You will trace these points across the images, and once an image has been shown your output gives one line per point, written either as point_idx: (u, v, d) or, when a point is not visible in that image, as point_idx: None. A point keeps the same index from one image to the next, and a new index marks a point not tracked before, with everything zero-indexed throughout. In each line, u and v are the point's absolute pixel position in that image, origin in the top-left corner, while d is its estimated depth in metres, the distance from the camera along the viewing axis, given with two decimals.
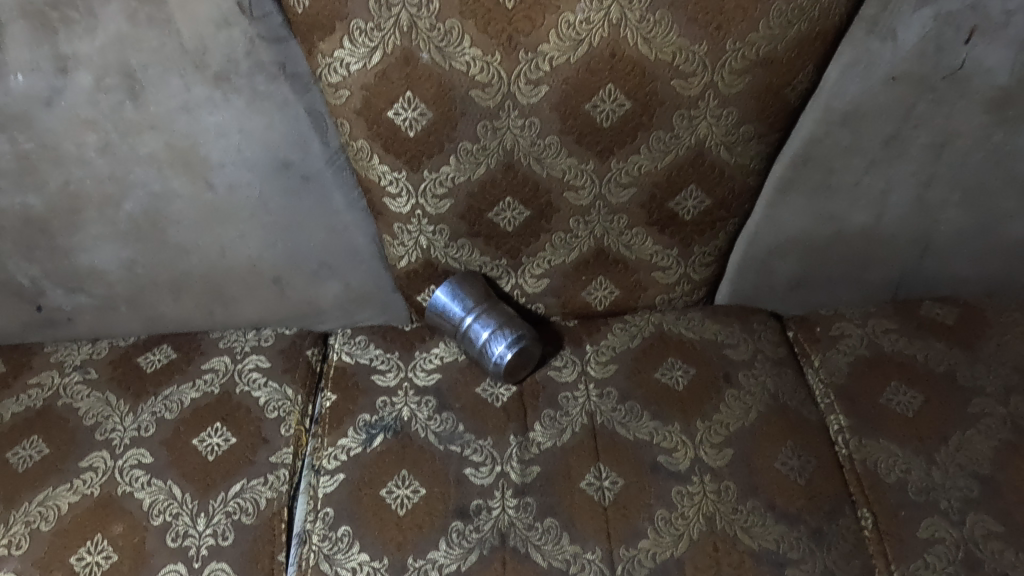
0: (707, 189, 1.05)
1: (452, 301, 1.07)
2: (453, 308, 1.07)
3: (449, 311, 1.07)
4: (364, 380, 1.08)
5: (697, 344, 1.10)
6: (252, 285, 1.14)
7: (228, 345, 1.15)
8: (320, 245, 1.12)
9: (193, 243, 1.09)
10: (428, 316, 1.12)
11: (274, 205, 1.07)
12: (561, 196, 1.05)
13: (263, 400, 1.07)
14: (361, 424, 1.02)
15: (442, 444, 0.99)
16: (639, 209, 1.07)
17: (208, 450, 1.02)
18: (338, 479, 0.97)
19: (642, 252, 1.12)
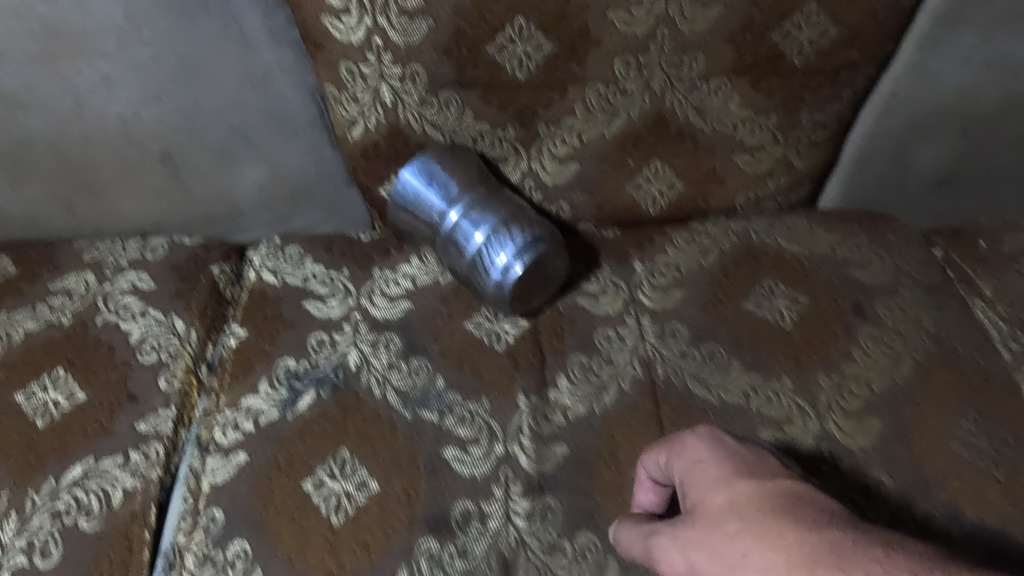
0: (835, 10, 0.66)
1: (428, 188, 0.67)
2: (427, 199, 0.68)
3: (422, 204, 0.68)
4: (291, 309, 0.69)
5: (806, 262, 0.72)
6: (131, 164, 0.76)
7: (96, 258, 0.77)
8: (230, 102, 0.73)
9: (29, 92, 0.70)
10: (392, 219, 0.72)
11: (151, 29, 0.67)
12: (605, 20, 0.66)
13: (136, 337, 0.69)
14: (280, 375, 0.63)
15: (407, 409, 0.60)
16: (724, 45, 0.68)
17: (38, 411, 0.64)
18: (237, 464, 0.58)
19: (721, 120, 0.73)
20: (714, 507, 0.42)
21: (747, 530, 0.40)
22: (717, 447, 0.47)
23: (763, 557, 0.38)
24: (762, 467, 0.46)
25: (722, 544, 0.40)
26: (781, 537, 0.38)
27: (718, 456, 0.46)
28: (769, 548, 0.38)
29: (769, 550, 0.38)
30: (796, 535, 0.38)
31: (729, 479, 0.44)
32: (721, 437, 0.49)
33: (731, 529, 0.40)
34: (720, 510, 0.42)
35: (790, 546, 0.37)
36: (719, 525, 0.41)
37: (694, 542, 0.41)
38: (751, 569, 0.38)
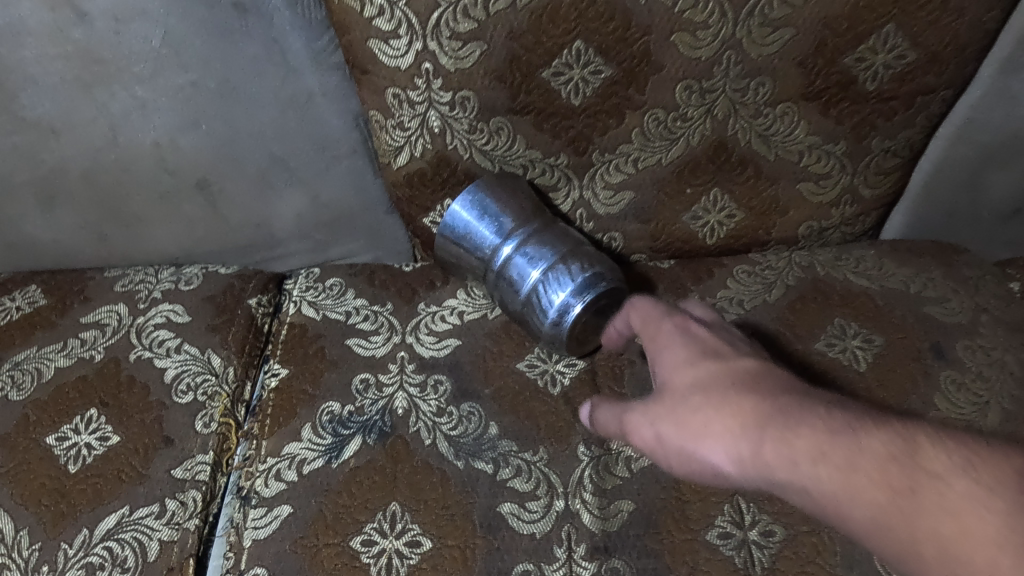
0: (913, 32, 0.62)
1: (480, 221, 0.64)
2: (477, 233, 0.64)
3: (472, 238, 0.65)
4: (333, 346, 0.65)
5: (878, 298, 0.68)
6: (167, 193, 0.73)
7: (128, 289, 0.74)
8: (270, 128, 0.69)
9: (63, 119, 0.67)
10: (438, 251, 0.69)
11: (189, 53, 0.64)
12: (668, 43, 0.62)
13: (171, 375, 0.66)
14: (324, 420, 0.60)
15: (460, 459, 0.57)
16: (793, 69, 0.64)
17: (70, 454, 0.61)
18: (279, 517, 0.54)
19: (785, 147, 0.69)
20: (680, 385, 0.49)
21: (707, 403, 0.46)
22: (686, 333, 0.53)
23: (724, 427, 0.45)
24: (725, 348, 0.52)
25: (686, 414, 0.47)
26: (741, 409, 0.45)
27: (687, 341, 0.53)
28: (729, 420, 0.45)
29: (726, 417, 0.45)
30: (752, 406, 0.45)
31: (696, 360, 0.50)
32: (687, 323, 0.55)
33: (693, 405, 0.47)
34: (686, 386, 0.48)
35: (741, 414, 0.45)
36: (685, 401, 0.48)
37: (663, 417, 0.48)
38: (710, 435, 0.45)
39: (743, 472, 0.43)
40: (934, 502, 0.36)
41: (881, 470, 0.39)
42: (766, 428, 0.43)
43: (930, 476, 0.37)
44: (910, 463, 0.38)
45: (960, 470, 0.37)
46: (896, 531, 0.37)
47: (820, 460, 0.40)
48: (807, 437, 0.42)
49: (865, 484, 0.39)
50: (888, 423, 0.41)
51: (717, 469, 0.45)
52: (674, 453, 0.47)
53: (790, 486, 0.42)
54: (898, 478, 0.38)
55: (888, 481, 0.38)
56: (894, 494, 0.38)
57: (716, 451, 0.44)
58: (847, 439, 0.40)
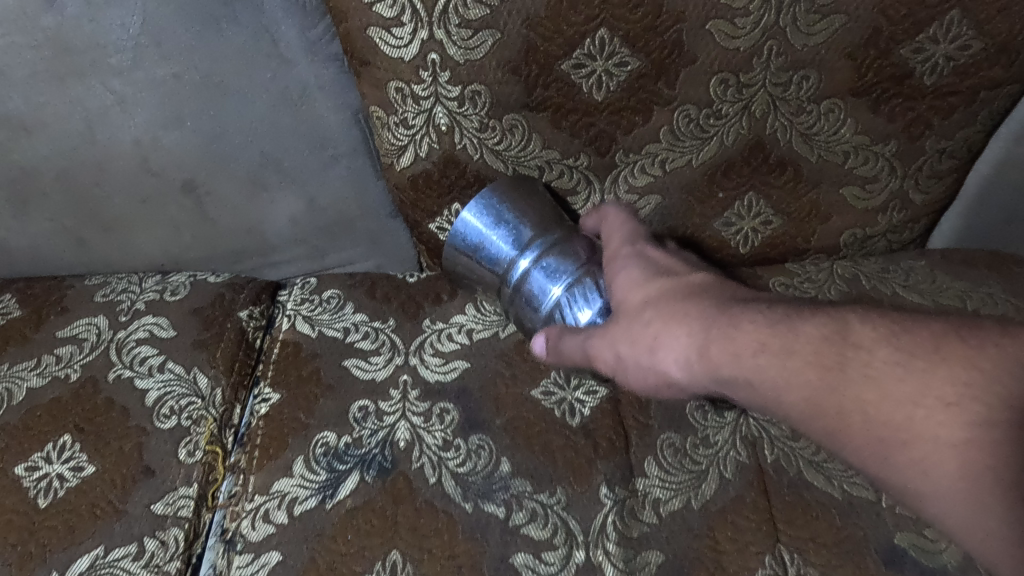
0: (980, 20, 0.55)
1: (494, 229, 0.58)
2: (491, 245, 0.59)
3: (486, 251, 0.59)
4: (329, 367, 0.59)
5: (931, 316, 0.61)
6: (149, 195, 0.67)
7: (109, 299, 0.68)
8: (261, 124, 0.63)
9: (34, 115, 0.61)
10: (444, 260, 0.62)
11: (170, 42, 0.58)
12: (703, 32, 0.56)
13: (153, 397, 0.60)
14: (319, 453, 0.54)
15: (467, 501, 0.51)
16: (842, 61, 0.57)
17: (40, 487, 0.55)
18: (267, 565, 0.49)
19: (830, 147, 0.63)
20: (633, 302, 0.50)
21: (652, 314, 0.47)
22: (641, 252, 0.54)
23: (669, 332, 0.46)
24: (679, 267, 0.52)
25: (637, 324, 0.48)
26: (683, 313, 0.46)
27: (640, 260, 0.53)
28: (676, 325, 0.46)
29: (674, 325, 0.46)
30: (696, 310, 0.46)
31: (650, 279, 0.51)
32: (643, 244, 0.56)
33: (642, 314, 0.48)
34: (639, 303, 0.49)
35: (689, 321, 0.45)
36: (639, 315, 0.49)
37: (617, 334, 0.49)
38: (663, 345, 0.46)
39: (692, 374, 0.44)
40: (865, 375, 0.38)
41: (817, 355, 0.40)
42: (707, 327, 0.44)
43: (859, 349, 0.39)
44: (841, 342, 0.40)
45: (880, 344, 0.39)
46: (833, 411, 0.39)
47: (760, 353, 0.41)
48: (745, 332, 0.42)
49: (800, 373, 0.40)
50: (820, 310, 0.42)
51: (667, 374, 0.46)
52: (629, 362, 0.48)
53: (738, 384, 0.42)
54: (830, 356, 0.40)
55: (822, 363, 0.40)
56: (827, 372, 0.39)
57: (671, 359, 0.45)
58: (783, 330, 0.42)
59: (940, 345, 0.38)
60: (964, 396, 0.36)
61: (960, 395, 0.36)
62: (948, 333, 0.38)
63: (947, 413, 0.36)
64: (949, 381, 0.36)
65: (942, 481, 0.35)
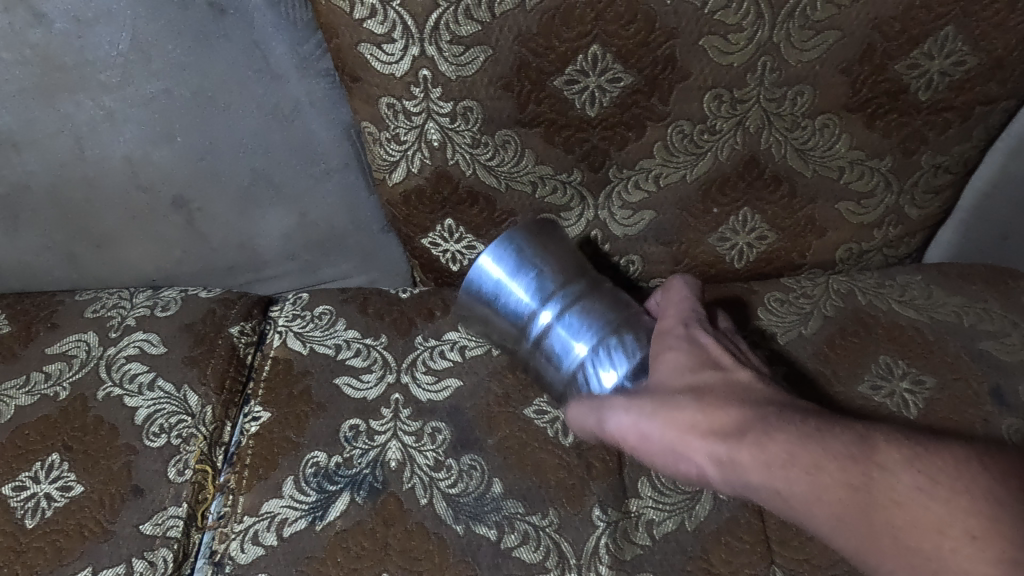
0: (975, 35, 0.55)
1: (511, 275, 0.53)
2: (510, 291, 0.53)
3: (504, 304, 0.53)
4: (320, 385, 0.59)
5: (928, 332, 0.61)
6: (140, 210, 0.66)
7: (99, 315, 0.67)
8: (253, 140, 0.63)
9: (23, 131, 0.61)
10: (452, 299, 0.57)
11: (161, 59, 0.58)
12: (696, 47, 0.55)
13: (143, 415, 0.60)
14: (309, 473, 0.53)
15: (459, 523, 0.50)
16: (836, 76, 0.57)
17: (27, 506, 0.55)
18: None
19: (824, 163, 0.62)
20: (673, 385, 0.47)
21: (680, 407, 0.45)
22: (693, 330, 0.52)
23: (704, 432, 0.44)
24: (725, 356, 0.50)
25: (672, 412, 0.45)
26: (721, 417, 0.44)
27: (691, 338, 0.51)
28: (716, 427, 0.44)
29: (712, 422, 0.44)
30: (734, 412, 0.44)
31: (695, 364, 0.49)
32: (694, 319, 0.53)
33: (676, 401, 0.46)
34: (678, 389, 0.47)
35: (725, 423, 0.44)
36: (672, 402, 0.46)
37: (648, 415, 0.45)
38: (700, 440, 0.44)
39: (724, 475, 0.43)
40: (888, 498, 0.37)
41: (841, 473, 0.39)
42: (747, 435, 0.42)
43: (884, 472, 0.38)
44: (864, 461, 0.39)
45: (903, 466, 0.37)
46: (857, 533, 0.37)
47: (791, 465, 0.40)
48: (779, 443, 0.41)
49: (828, 489, 0.39)
50: (852, 426, 0.41)
51: (699, 471, 0.44)
52: (655, 452, 0.45)
53: (765, 492, 0.41)
54: (855, 476, 0.38)
55: (848, 481, 0.38)
56: (853, 492, 0.38)
57: (704, 453, 0.43)
58: (815, 443, 0.40)
59: (962, 472, 0.36)
60: (985, 530, 0.33)
61: (984, 528, 0.33)
62: (973, 459, 0.36)
63: (971, 545, 0.33)
64: (970, 510, 0.34)
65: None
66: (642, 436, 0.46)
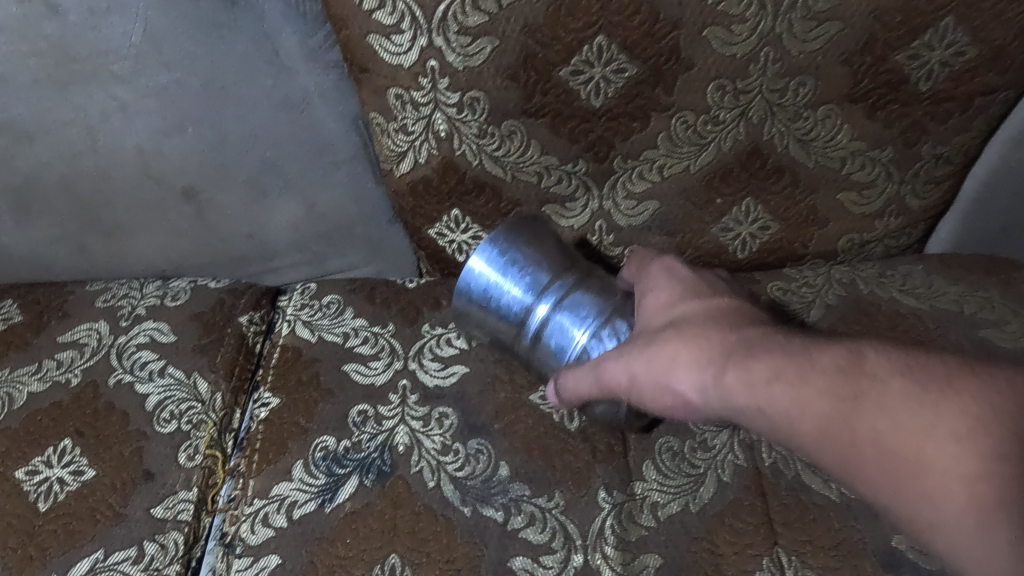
0: (975, 26, 0.56)
1: (504, 274, 0.54)
2: (504, 290, 0.54)
3: (500, 303, 0.54)
4: (329, 372, 0.60)
5: (930, 320, 0.62)
6: (151, 201, 0.67)
7: (109, 304, 0.68)
8: (262, 130, 0.64)
9: (36, 122, 0.62)
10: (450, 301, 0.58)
11: (173, 50, 0.59)
12: (700, 38, 0.56)
13: (154, 401, 0.61)
14: (318, 457, 0.54)
15: (466, 505, 0.51)
16: (838, 67, 0.58)
17: (40, 490, 0.55)
18: (266, 568, 0.49)
19: (827, 153, 0.63)
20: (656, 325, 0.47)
21: (661, 343, 0.44)
22: (673, 275, 0.52)
23: (687, 356, 0.42)
24: (708, 291, 0.49)
25: (655, 347, 0.44)
26: (704, 339, 0.42)
27: (671, 281, 0.51)
28: (699, 350, 0.42)
29: (693, 346, 0.43)
30: (716, 334, 0.43)
31: (676, 302, 0.48)
32: (674, 266, 0.54)
33: (661, 337, 0.45)
34: (662, 326, 0.46)
35: (707, 344, 0.42)
36: (656, 338, 0.45)
37: (632, 353, 0.45)
38: (682, 365, 0.42)
39: (705, 398, 0.41)
40: (877, 405, 0.35)
41: (830, 384, 0.37)
42: (729, 355, 0.41)
43: (875, 380, 0.36)
44: (855, 371, 0.37)
45: (892, 376, 0.36)
46: (844, 447, 0.36)
47: (774, 380, 0.38)
48: (762, 361, 0.39)
49: (815, 402, 0.37)
50: (838, 341, 0.39)
51: (683, 398, 0.42)
52: (642, 385, 0.44)
53: (748, 412, 0.39)
54: (844, 385, 0.37)
55: (839, 391, 0.37)
56: (839, 401, 0.36)
57: (685, 380, 0.42)
58: (801, 358, 0.39)
59: (955, 379, 0.35)
60: (976, 432, 0.33)
61: (972, 429, 0.33)
62: (966, 370, 0.36)
63: (958, 446, 0.33)
64: (961, 414, 0.33)
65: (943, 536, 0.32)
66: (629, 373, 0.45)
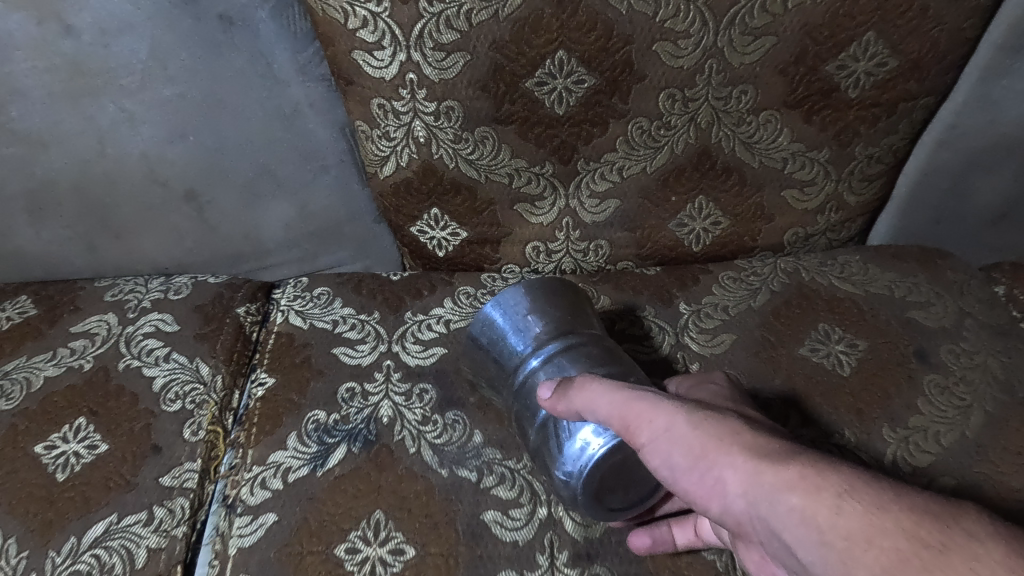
0: (894, 40, 0.63)
1: (517, 320, 0.57)
2: (514, 335, 0.56)
3: (506, 346, 0.56)
4: (320, 355, 0.66)
5: (863, 303, 0.68)
6: (155, 204, 0.73)
7: (117, 298, 0.74)
8: (258, 138, 0.70)
9: (52, 131, 0.68)
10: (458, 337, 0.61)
11: (177, 66, 0.65)
12: (650, 52, 0.63)
13: (160, 384, 0.67)
14: (310, 428, 0.60)
15: (444, 467, 0.57)
16: (775, 76, 0.65)
17: (58, 464, 0.61)
18: (264, 525, 0.55)
19: (770, 155, 0.70)
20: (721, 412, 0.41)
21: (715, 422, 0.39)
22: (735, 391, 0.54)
23: (744, 444, 0.38)
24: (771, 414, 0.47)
25: (713, 423, 0.39)
26: (769, 442, 0.38)
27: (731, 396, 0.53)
28: (757, 447, 0.37)
29: (764, 438, 0.38)
30: (798, 446, 0.37)
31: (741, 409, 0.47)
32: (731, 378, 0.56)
33: (717, 412, 0.40)
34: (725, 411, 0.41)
35: (777, 442, 0.38)
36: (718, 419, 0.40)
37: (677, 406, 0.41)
38: (733, 441, 0.38)
39: (750, 481, 0.36)
40: (959, 557, 0.29)
41: (916, 526, 0.31)
42: (791, 457, 0.36)
43: (969, 536, 0.30)
44: (947, 519, 0.31)
45: (992, 543, 0.30)
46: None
47: (847, 495, 0.33)
48: (836, 475, 0.34)
49: (887, 535, 0.31)
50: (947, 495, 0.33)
51: (720, 487, 0.37)
52: (674, 453, 0.39)
53: (793, 517, 0.34)
54: (934, 532, 0.30)
55: (920, 537, 0.31)
56: (917, 548, 0.30)
57: (731, 461, 0.37)
58: (890, 486, 0.33)
59: None
60: None
61: None
62: None
63: None
64: None
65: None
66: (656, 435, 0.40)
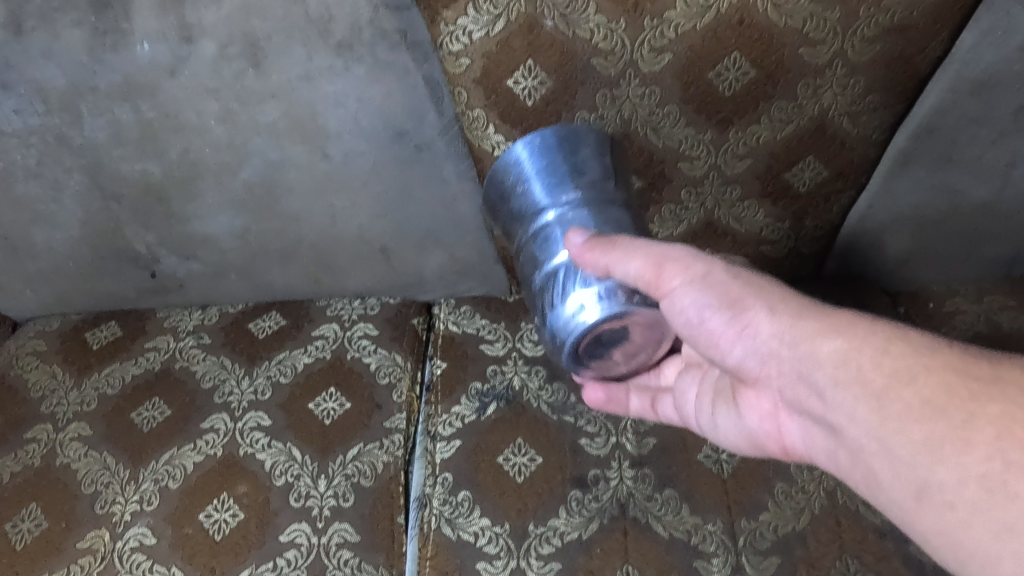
0: (827, 160, 1.03)
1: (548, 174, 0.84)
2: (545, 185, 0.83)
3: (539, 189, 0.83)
4: (472, 349, 1.10)
5: None
6: (361, 255, 1.17)
7: (335, 313, 1.17)
8: (429, 215, 1.12)
9: (304, 210, 1.10)
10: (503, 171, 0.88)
11: (387, 174, 1.06)
12: (675, 166, 1.03)
13: (374, 366, 1.09)
14: (473, 392, 1.04)
15: (555, 415, 1.01)
16: (754, 180, 1.05)
17: (325, 414, 1.04)
18: (454, 446, 0.99)
19: (753, 224, 1.12)
20: (755, 279, 0.70)
21: (752, 287, 0.69)
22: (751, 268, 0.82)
23: (784, 309, 0.67)
24: None
25: (754, 289, 0.69)
26: (801, 305, 0.67)
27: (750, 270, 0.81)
28: (795, 311, 0.66)
29: (797, 302, 0.67)
30: (827, 308, 0.66)
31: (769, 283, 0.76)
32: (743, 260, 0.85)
33: (747, 279, 0.70)
34: (760, 280, 0.70)
35: (809, 307, 0.66)
36: (761, 288, 0.69)
37: (724, 273, 0.70)
38: (769, 300, 0.68)
39: (786, 327, 0.66)
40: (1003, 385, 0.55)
41: (965, 372, 0.57)
42: (822, 319, 0.65)
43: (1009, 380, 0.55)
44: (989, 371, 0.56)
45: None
46: (950, 420, 0.55)
47: (886, 350, 0.60)
48: (876, 337, 0.61)
49: (931, 375, 0.58)
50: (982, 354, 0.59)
51: (762, 325, 0.67)
52: (716, 292, 0.69)
53: (852, 363, 0.61)
54: (981, 372, 0.57)
55: (970, 376, 0.57)
56: (963, 381, 0.56)
57: (775, 317, 0.67)
58: (927, 350, 0.59)
59: None
60: None
61: None
62: None
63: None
64: None
65: (1016, 516, 0.51)
66: (699, 283, 0.70)
